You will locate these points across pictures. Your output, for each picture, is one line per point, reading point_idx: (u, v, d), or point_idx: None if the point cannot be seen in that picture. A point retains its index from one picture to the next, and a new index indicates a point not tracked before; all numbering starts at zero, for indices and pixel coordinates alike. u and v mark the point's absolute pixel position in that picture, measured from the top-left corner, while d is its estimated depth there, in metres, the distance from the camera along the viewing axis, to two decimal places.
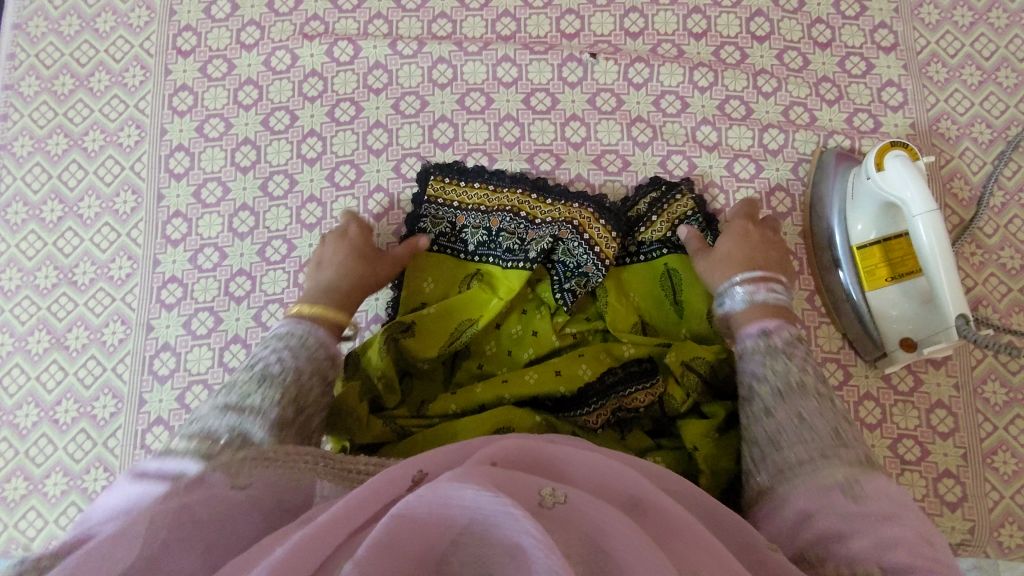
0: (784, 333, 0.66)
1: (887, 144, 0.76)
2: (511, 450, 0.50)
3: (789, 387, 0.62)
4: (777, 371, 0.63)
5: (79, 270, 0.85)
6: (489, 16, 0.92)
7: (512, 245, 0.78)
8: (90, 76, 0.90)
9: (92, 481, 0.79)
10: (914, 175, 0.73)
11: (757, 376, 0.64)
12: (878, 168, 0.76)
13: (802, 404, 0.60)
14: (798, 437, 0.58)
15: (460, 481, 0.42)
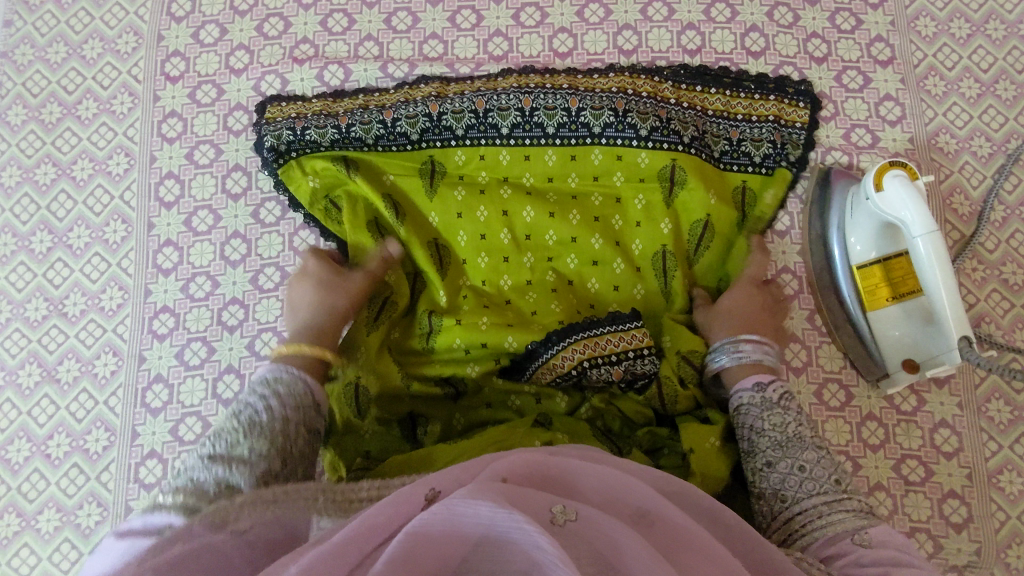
0: (777, 385, 0.70)
1: (885, 163, 0.74)
2: (522, 466, 0.49)
3: (788, 438, 0.65)
4: (776, 425, 0.66)
5: (70, 301, 0.84)
6: (481, 36, 0.91)
7: (426, 125, 0.80)
8: (77, 104, 0.89)
9: (86, 517, 0.78)
10: (912, 196, 0.71)
11: (758, 429, 0.67)
12: (877, 189, 0.74)
13: (802, 455, 0.63)
14: (802, 486, 0.61)
15: (477, 494, 0.42)
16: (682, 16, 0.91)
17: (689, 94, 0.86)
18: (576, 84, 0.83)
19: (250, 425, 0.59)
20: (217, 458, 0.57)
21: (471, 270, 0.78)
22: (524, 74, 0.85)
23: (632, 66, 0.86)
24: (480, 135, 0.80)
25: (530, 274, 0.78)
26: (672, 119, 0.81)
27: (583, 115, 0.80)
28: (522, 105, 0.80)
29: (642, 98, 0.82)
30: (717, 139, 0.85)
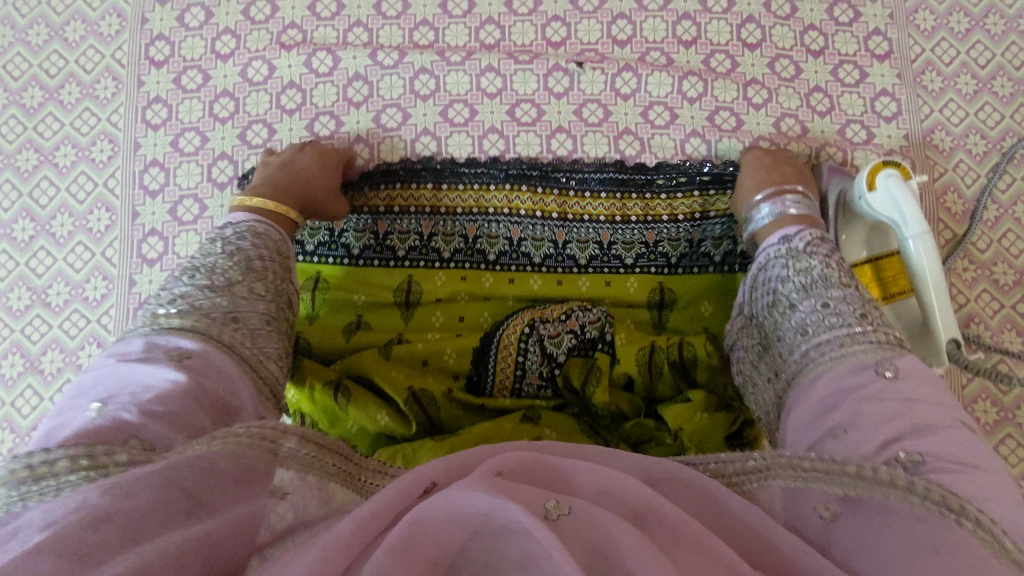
0: (805, 235, 0.67)
1: (878, 162, 0.74)
2: (522, 463, 0.47)
3: (812, 280, 0.63)
4: (800, 268, 0.64)
5: (53, 290, 0.83)
6: (472, 23, 0.89)
7: (415, 244, 0.83)
8: (59, 88, 0.87)
9: None
10: (902, 198, 0.71)
11: (783, 279, 0.65)
12: (869, 188, 0.73)
13: (827, 292, 0.61)
14: (824, 322, 0.59)
15: (473, 488, 0.42)
16: (678, 6, 0.89)
17: (690, 201, 0.83)
18: (566, 211, 0.84)
19: (241, 264, 0.64)
20: (214, 288, 0.60)
21: (449, 309, 0.82)
22: (517, 184, 0.84)
23: (622, 179, 0.84)
24: (466, 259, 0.83)
25: (488, 296, 0.83)
26: (660, 242, 0.83)
27: (569, 249, 0.83)
28: (510, 235, 0.83)
29: (630, 224, 0.83)
30: (675, 244, 0.83)
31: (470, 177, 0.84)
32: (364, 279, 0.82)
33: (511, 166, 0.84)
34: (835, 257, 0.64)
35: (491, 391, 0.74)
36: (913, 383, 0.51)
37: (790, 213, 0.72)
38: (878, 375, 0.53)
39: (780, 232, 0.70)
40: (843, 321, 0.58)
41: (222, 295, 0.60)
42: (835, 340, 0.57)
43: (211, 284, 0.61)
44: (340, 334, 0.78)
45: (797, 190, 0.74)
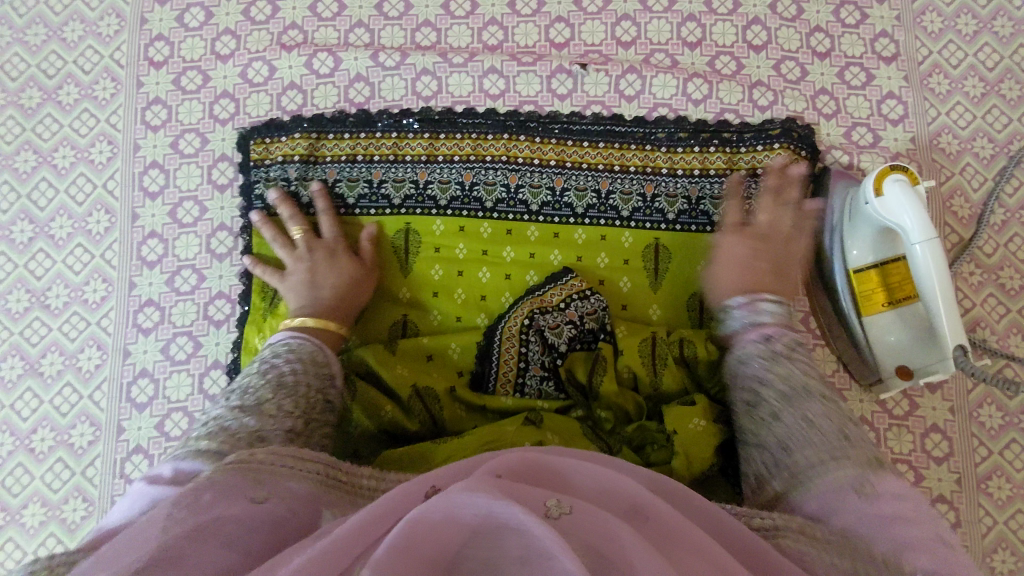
0: (782, 333, 0.67)
1: (886, 166, 0.74)
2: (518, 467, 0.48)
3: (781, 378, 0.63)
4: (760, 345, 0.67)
5: (52, 293, 0.82)
6: (475, 24, 0.88)
7: (411, 192, 0.83)
8: (58, 88, 0.87)
9: (71, 512, 0.77)
10: (908, 205, 0.71)
11: (762, 380, 0.64)
12: (877, 193, 0.73)
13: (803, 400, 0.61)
14: (808, 444, 0.58)
15: (472, 487, 0.42)
16: (683, 7, 0.88)
17: (690, 156, 0.84)
18: (564, 159, 0.84)
19: (275, 382, 0.62)
20: (248, 407, 0.58)
21: (448, 305, 0.81)
22: (515, 135, 0.84)
23: (619, 132, 0.84)
24: (462, 208, 0.83)
25: (487, 288, 0.82)
26: (658, 196, 0.83)
27: (567, 197, 0.83)
28: (507, 182, 0.83)
29: (629, 174, 0.83)
30: (672, 201, 0.83)
31: (469, 129, 0.84)
32: None
33: (507, 117, 0.85)
34: (810, 365, 0.65)
35: (494, 388, 0.74)
36: (896, 503, 0.52)
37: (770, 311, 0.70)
38: (859, 496, 0.53)
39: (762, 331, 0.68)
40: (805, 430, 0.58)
41: (251, 414, 0.57)
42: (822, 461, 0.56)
43: (245, 403, 0.59)
44: None
45: (774, 295, 0.72)
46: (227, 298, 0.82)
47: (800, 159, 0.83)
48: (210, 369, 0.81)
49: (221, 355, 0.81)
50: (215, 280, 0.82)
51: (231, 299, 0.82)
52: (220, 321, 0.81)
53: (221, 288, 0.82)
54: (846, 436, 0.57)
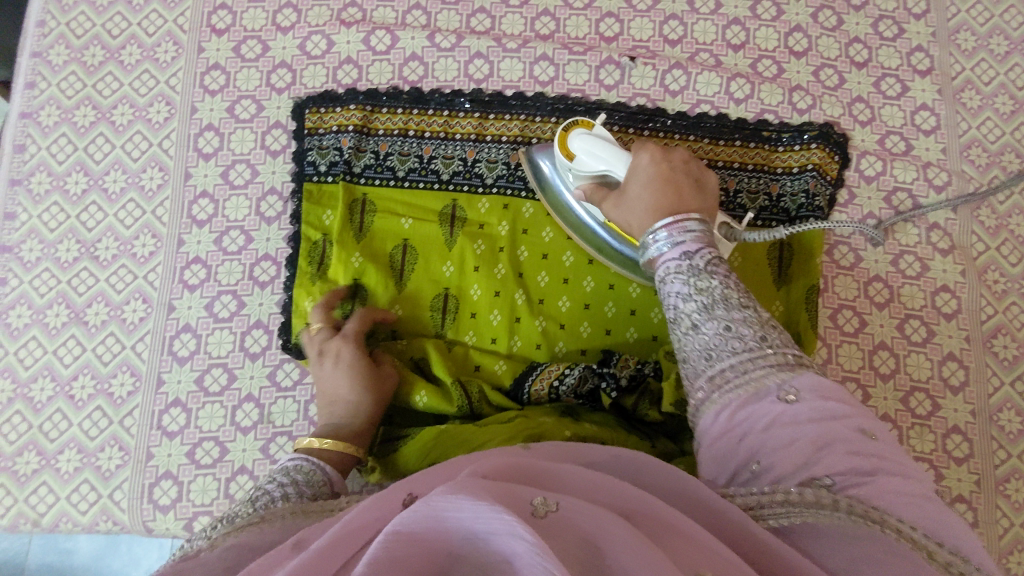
0: (705, 253, 0.59)
1: (564, 129, 0.76)
2: (506, 468, 0.48)
3: (714, 300, 0.55)
4: (702, 290, 0.56)
5: (102, 245, 0.84)
6: (529, 13, 0.91)
7: (458, 169, 0.85)
8: (121, 49, 0.89)
9: (106, 460, 0.78)
10: (600, 147, 0.73)
11: (682, 296, 0.56)
12: (568, 157, 0.75)
13: (728, 314, 0.54)
14: (726, 347, 0.53)
15: (453, 492, 0.41)
16: (729, 11, 0.92)
17: (731, 149, 0.87)
18: None
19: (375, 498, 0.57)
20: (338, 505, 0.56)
21: (488, 279, 0.82)
22: (562, 120, 0.87)
23: (662, 123, 0.87)
24: (507, 187, 0.85)
25: (525, 266, 0.83)
26: None
27: None
28: None
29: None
30: None
31: (517, 112, 0.87)
32: (406, 239, 0.84)
33: (555, 101, 0.87)
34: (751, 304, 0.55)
35: (528, 396, 0.76)
36: (817, 399, 0.49)
37: (697, 231, 0.60)
38: (780, 399, 0.49)
39: (681, 245, 0.59)
40: (746, 345, 0.52)
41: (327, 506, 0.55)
42: (736, 361, 0.52)
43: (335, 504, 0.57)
44: (389, 294, 0.82)
45: (700, 217, 0.62)
46: (274, 260, 0.84)
47: (833, 162, 0.87)
48: (250, 329, 0.82)
49: (264, 315, 0.82)
50: (262, 242, 0.84)
51: (278, 262, 0.84)
52: (264, 283, 0.83)
53: (268, 251, 0.84)
54: (762, 337, 0.53)
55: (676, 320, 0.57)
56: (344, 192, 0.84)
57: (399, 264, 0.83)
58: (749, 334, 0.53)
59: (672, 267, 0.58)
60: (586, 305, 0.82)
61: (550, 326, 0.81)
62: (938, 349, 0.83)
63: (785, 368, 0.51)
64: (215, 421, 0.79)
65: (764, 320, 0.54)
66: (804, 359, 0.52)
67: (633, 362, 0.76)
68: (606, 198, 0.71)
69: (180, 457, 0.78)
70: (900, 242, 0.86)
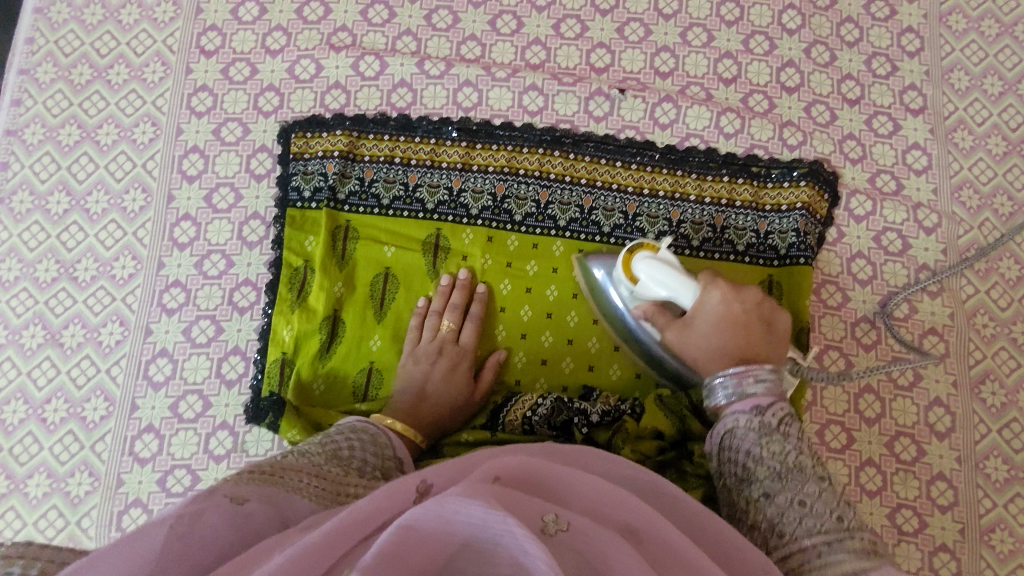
0: (777, 409, 0.60)
1: (628, 251, 0.73)
2: (518, 468, 0.48)
3: (788, 468, 0.56)
4: (774, 453, 0.57)
5: (81, 266, 0.83)
6: (520, 42, 0.91)
7: (444, 198, 0.85)
8: (108, 68, 0.89)
9: (76, 485, 0.77)
10: (665, 277, 0.70)
11: (756, 457, 0.57)
12: (631, 279, 0.73)
13: (802, 486, 0.55)
14: (801, 523, 0.53)
15: (470, 495, 0.41)
16: (721, 44, 0.91)
17: (719, 185, 0.86)
18: (595, 178, 0.85)
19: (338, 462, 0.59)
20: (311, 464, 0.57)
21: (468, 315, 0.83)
22: (550, 150, 0.86)
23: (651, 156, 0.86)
24: (493, 218, 0.84)
25: (507, 300, 0.83)
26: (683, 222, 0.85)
27: (595, 215, 0.84)
28: (538, 197, 0.85)
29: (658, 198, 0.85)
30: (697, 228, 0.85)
31: (505, 141, 0.86)
32: (389, 268, 0.83)
33: (543, 132, 0.86)
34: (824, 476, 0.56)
35: (503, 426, 0.76)
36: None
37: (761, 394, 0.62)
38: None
39: (750, 400, 0.62)
40: (821, 525, 0.52)
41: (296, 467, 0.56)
42: (815, 545, 0.51)
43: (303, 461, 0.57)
44: (370, 324, 0.81)
45: (771, 367, 0.64)
46: (254, 286, 0.83)
47: (822, 201, 0.86)
48: (228, 355, 0.81)
49: (242, 341, 0.81)
50: (243, 267, 0.83)
51: (258, 287, 0.83)
52: (243, 309, 0.82)
53: (248, 276, 0.83)
54: (840, 518, 0.52)
55: (746, 478, 0.57)
56: (328, 218, 0.83)
57: (381, 294, 0.82)
58: (826, 513, 0.53)
59: (742, 421, 0.60)
60: (569, 339, 0.81)
61: (531, 361, 0.81)
62: (925, 393, 0.82)
63: (862, 555, 0.49)
64: (188, 449, 0.78)
65: (840, 499, 0.54)
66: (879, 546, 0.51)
67: (611, 399, 0.75)
68: (669, 320, 0.71)
69: (150, 485, 0.77)
70: (888, 283, 0.85)
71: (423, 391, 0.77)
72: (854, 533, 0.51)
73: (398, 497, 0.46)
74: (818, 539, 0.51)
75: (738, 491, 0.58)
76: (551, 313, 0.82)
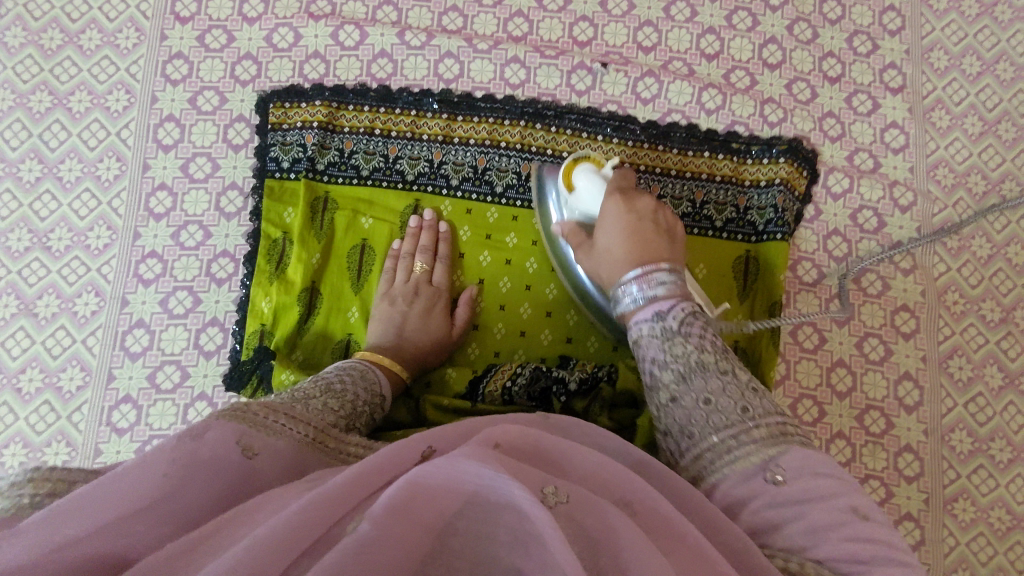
0: (679, 309, 0.59)
1: (572, 160, 0.76)
2: (519, 439, 0.47)
3: (691, 367, 0.55)
4: (678, 356, 0.56)
5: (55, 235, 0.82)
6: (502, 14, 0.90)
7: (424, 170, 0.84)
8: (80, 33, 0.87)
9: (53, 455, 0.77)
10: (601, 189, 0.73)
11: (660, 363, 0.56)
12: (570, 188, 0.75)
13: (706, 383, 0.54)
14: (708, 421, 0.52)
15: (478, 459, 0.42)
16: (704, 19, 0.91)
17: (699, 160, 0.86)
18: (576, 151, 0.85)
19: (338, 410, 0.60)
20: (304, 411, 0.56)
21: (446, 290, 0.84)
22: (531, 123, 0.86)
23: (632, 130, 0.86)
24: (473, 190, 0.84)
25: (484, 273, 0.83)
26: (664, 197, 0.85)
27: None
28: (520, 170, 0.84)
29: (638, 172, 0.85)
30: (678, 203, 0.85)
31: (486, 114, 0.86)
32: (367, 240, 0.83)
33: (525, 104, 0.86)
34: (735, 377, 0.54)
35: (483, 396, 0.75)
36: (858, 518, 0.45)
37: (671, 285, 0.61)
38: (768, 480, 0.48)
39: (653, 304, 0.60)
40: (725, 419, 0.52)
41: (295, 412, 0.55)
42: (725, 443, 0.51)
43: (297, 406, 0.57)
44: (345, 297, 0.81)
45: (670, 265, 0.63)
46: (232, 257, 0.82)
47: (801, 178, 0.86)
48: (206, 327, 0.81)
49: (220, 313, 0.81)
50: (221, 238, 0.83)
51: (236, 259, 0.82)
52: (221, 280, 0.82)
53: (226, 247, 0.83)
54: (745, 409, 0.52)
55: (655, 385, 0.57)
56: (308, 190, 0.83)
57: (356, 266, 0.82)
58: (727, 392, 0.53)
59: (646, 329, 0.59)
60: (548, 312, 0.82)
61: (510, 332, 0.82)
62: (895, 368, 0.84)
63: (769, 443, 0.50)
64: (166, 419, 0.78)
65: (745, 387, 0.54)
66: (786, 427, 0.51)
67: (588, 366, 0.76)
68: (585, 239, 0.71)
69: (129, 454, 0.77)
70: (863, 260, 0.87)
71: (404, 333, 0.77)
72: (758, 422, 0.51)
73: (405, 457, 0.46)
74: (727, 433, 0.51)
75: (649, 396, 0.58)
76: (530, 284, 0.82)
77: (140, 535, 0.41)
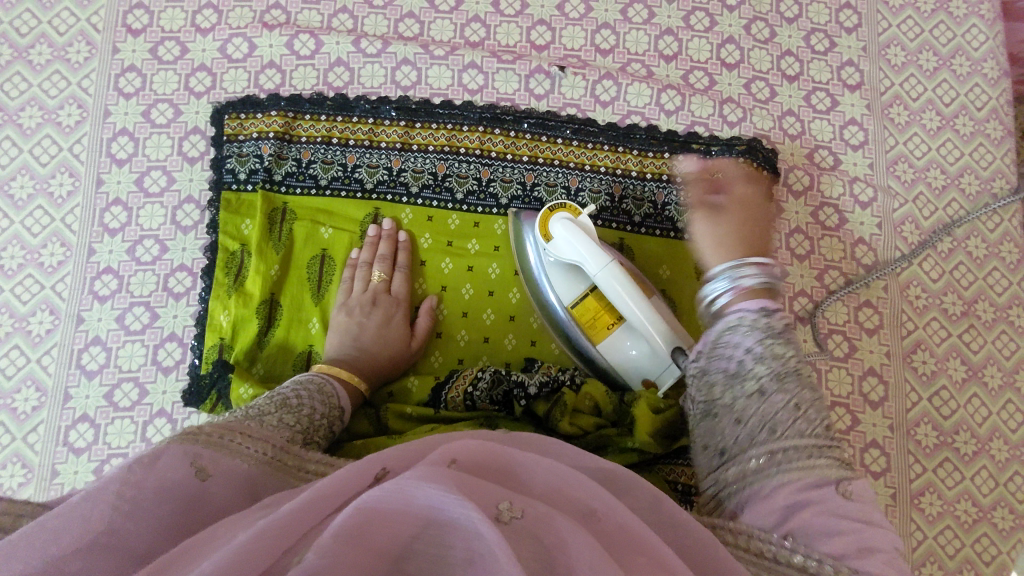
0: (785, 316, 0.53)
1: (547, 211, 0.75)
2: (477, 454, 0.47)
3: (786, 368, 0.49)
4: (776, 353, 0.50)
5: (7, 254, 0.81)
6: (458, 20, 0.89)
7: (383, 178, 0.84)
8: (30, 48, 0.85)
9: (8, 477, 0.76)
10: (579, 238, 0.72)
11: (754, 353, 0.50)
12: (546, 239, 0.74)
13: (799, 390, 0.48)
14: (793, 428, 0.47)
15: (428, 479, 0.41)
16: (661, 21, 0.91)
17: (659, 161, 0.86)
18: (536, 155, 0.85)
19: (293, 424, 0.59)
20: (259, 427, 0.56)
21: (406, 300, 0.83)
22: (490, 128, 0.85)
23: (592, 132, 0.86)
24: (433, 197, 0.84)
25: (446, 279, 0.83)
26: (625, 198, 0.85)
27: (537, 192, 0.84)
28: (480, 175, 0.84)
29: (600, 174, 0.85)
30: (639, 203, 0.85)
31: (444, 120, 0.85)
32: (326, 251, 0.82)
33: (483, 109, 0.86)
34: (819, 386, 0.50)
35: (445, 404, 0.74)
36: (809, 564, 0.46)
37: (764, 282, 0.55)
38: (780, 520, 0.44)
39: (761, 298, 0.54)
40: (811, 431, 0.47)
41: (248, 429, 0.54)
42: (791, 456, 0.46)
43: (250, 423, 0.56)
44: (305, 309, 0.81)
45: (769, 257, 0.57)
46: (189, 271, 0.81)
47: (761, 177, 0.86)
48: (164, 342, 0.80)
49: (178, 328, 0.80)
50: (178, 252, 0.82)
51: (193, 272, 0.81)
52: (178, 295, 0.81)
53: (183, 261, 0.82)
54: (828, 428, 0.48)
55: (737, 370, 0.50)
56: (266, 202, 0.82)
57: (314, 276, 0.82)
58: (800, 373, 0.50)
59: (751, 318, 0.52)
60: (511, 317, 0.81)
61: (473, 338, 0.81)
62: (859, 363, 0.84)
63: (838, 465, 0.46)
64: (124, 437, 0.77)
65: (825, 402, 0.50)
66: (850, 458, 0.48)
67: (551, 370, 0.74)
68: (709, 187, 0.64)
69: (86, 475, 0.76)
70: (825, 257, 0.87)
71: (361, 344, 0.76)
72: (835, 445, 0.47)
73: (359, 478, 0.45)
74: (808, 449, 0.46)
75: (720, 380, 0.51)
76: (493, 290, 0.82)
77: (95, 569, 0.40)
